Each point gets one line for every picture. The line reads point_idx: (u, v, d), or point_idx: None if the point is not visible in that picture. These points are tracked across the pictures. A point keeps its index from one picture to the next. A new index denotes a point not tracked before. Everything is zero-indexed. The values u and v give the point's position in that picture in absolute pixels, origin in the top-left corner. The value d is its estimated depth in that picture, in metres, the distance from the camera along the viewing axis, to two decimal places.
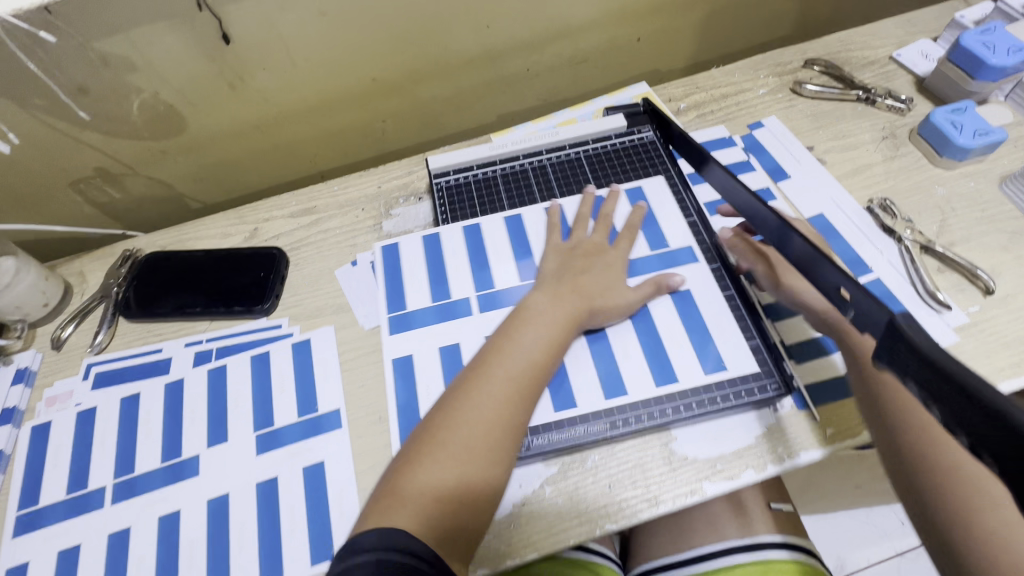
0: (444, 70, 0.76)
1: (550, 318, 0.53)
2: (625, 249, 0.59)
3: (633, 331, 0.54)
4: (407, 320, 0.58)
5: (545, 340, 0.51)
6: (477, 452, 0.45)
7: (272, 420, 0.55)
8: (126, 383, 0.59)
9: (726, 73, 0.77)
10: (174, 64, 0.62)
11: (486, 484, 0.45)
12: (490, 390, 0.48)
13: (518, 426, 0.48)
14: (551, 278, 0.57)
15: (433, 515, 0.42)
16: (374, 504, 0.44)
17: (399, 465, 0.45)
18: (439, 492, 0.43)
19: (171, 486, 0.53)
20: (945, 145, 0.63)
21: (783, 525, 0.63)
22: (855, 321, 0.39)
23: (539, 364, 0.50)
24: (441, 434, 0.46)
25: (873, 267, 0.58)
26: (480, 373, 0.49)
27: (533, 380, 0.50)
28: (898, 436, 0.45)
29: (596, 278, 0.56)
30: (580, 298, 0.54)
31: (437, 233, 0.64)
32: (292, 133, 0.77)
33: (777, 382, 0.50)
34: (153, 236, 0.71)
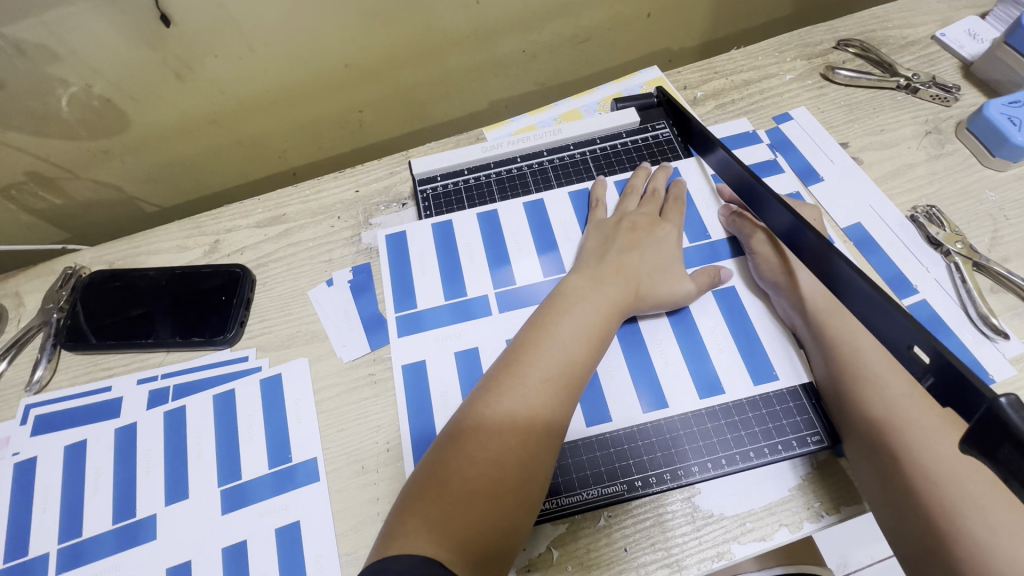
0: (427, 52, 0.66)
1: (592, 307, 0.46)
2: (678, 226, 0.53)
3: (675, 338, 0.49)
4: (417, 321, 0.53)
5: (587, 330, 0.45)
6: (509, 464, 0.40)
7: (238, 473, 0.48)
8: (70, 428, 0.52)
9: (748, 55, 0.68)
10: (105, 51, 0.52)
11: (523, 490, 0.40)
12: (522, 390, 0.42)
13: (555, 433, 0.42)
14: (591, 259, 0.51)
15: (460, 539, 0.37)
16: (397, 520, 0.38)
17: (427, 476, 0.40)
18: (469, 508, 0.38)
19: (125, 553, 0.46)
20: (1000, 144, 0.56)
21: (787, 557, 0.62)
22: (935, 389, 0.33)
23: (580, 360, 0.44)
24: (471, 439, 0.40)
25: (918, 287, 0.52)
26: (511, 370, 0.43)
27: (572, 379, 0.43)
28: (890, 445, 0.40)
29: (644, 256, 0.50)
30: (623, 282, 0.48)
31: (448, 221, 0.57)
32: (256, 126, 0.67)
33: (818, 434, 0.45)
34: (100, 251, 0.62)
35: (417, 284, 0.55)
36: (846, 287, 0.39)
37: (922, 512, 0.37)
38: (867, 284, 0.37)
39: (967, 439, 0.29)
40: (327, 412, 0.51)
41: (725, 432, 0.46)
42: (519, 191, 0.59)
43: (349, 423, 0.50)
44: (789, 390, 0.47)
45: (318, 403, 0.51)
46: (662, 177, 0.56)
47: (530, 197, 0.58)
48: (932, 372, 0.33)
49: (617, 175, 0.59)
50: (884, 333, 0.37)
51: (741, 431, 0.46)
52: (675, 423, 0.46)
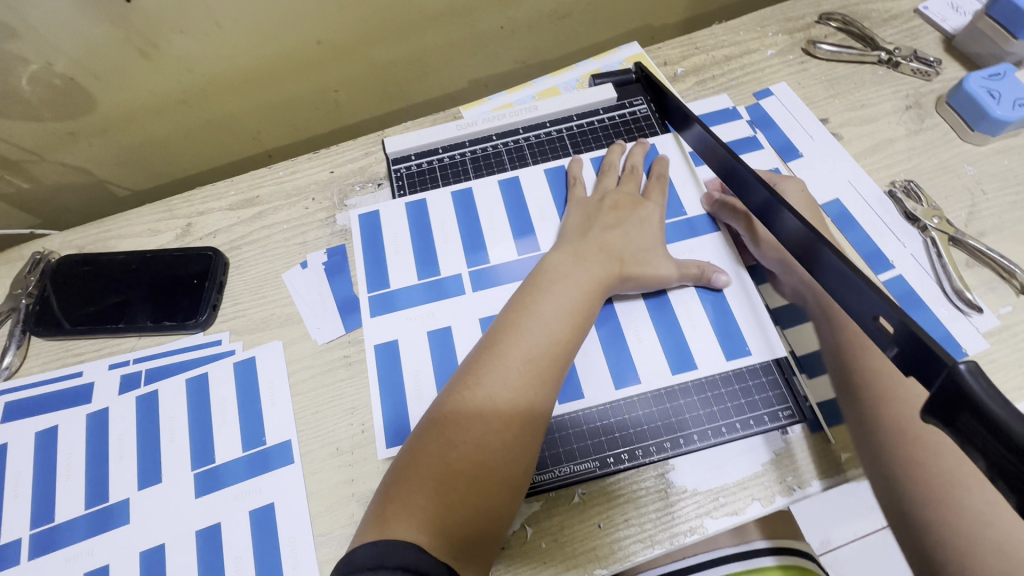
0: (402, 29, 0.65)
1: (572, 286, 0.46)
2: (660, 205, 0.52)
3: (650, 315, 0.49)
4: (391, 301, 0.52)
5: (568, 310, 0.45)
6: (491, 446, 0.39)
7: (211, 456, 0.48)
8: (41, 414, 0.51)
9: (729, 30, 0.67)
10: (65, 27, 0.51)
11: (507, 474, 0.39)
12: (504, 371, 0.42)
13: (537, 414, 0.42)
14: (573, 236, 0.50)
15: (442, 522, 0.37)
16: (380, 507, 0.38)
17: (409, 461, 0.39)
18: (451, 493, 0.38)
19: (98, 537, 0.46)
20: (979, 118, 0.55)
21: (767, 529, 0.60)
22: (898, 360, 0.33)
23: (561, 340, 0.44)
24: (452, 425, 0.40)
25: (894, 262, 0.52)
26: (493, 350, 0.43)
27: (554, 360, 0.43)
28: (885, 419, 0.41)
29: (627, 234, 0.50)
30: (606, 259, 0.48)
31: (423, 200, 0.57)
32: (228, 106, 0.66)
33: (790, 409, 0.45)
34: (69, 235, 0.61)
35: (390, 262, 0.54)
36: (820, 261, 0.39)
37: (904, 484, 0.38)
38: (837, 260, 0.36)
39: (930, 408, 0.29)
40: (302, 394, 0.51)
41: (699, 408, 0.46)
42: (495, 169, 0.58)
43: (324, 405, 0.50)
44: (763, 366, 0.47)
45: (292, 385, 0.51)
46: (640, 153, 0.56)
47: (505, 175, 0.57)
48: (897, 343, 0.32)
49: (593, 152, 0.58)
50: (855, 306, 0.36)
51: (714, 407, 0.46)
52: (649, 401, 0.46)
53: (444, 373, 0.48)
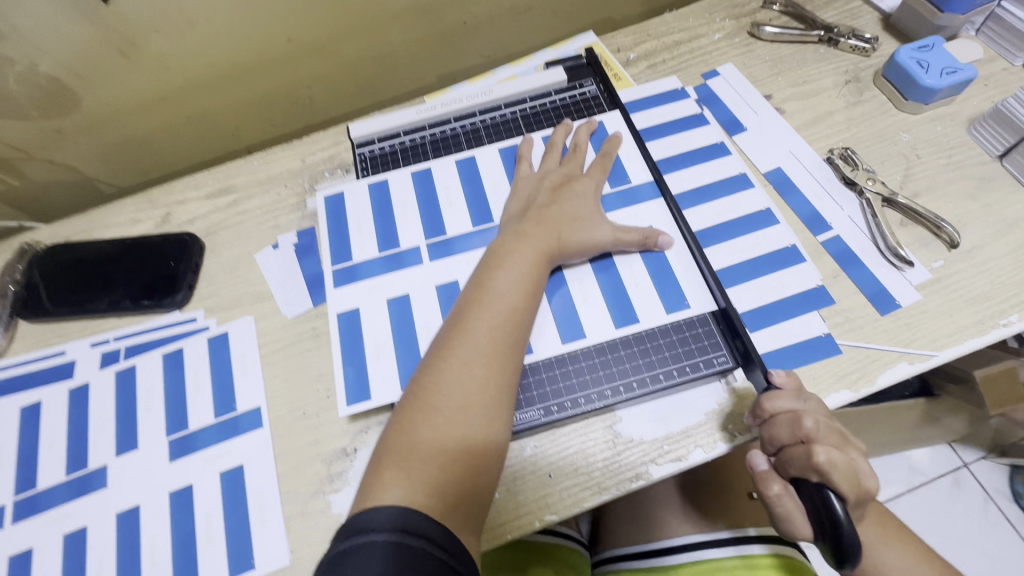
0: (368, 25, 0.69)
1: (529, 256, 0.49)
2: (598, 179, 0.55)
3: (594, 276, 0.52)
4: (353, 273, 0.55)
5: (530, 277, 0.48)
6: (472, 406, 0.42)
7: (185, 423, 0.51)
8: (26, 390, 0.54)
9: (680, 17, 0.70)
10: (48, 30, 0.55)
11: (493, 430, 0.42)
12: (474, 339, 0.44)
13: (510, 373, 0.44)
14: (515, 218, 0.53)
15: (438, 485, 0.39)
16: (372, 476, 0.40)
17: (397, 431, 0.41)
18: (442, 453, 0.40)
19: (77, 501, 0.48)
20: (911, 88, 0.58)
21: (763, 518, 0.58)
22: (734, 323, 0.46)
23: (524, 302, 0.47)
24: (433, 391, 0.42)
25: (832, 224, 0.54)
26: (462, 322, 0.45)
27: (518, 325, 0.46)
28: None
29: (565, 208, 0.52)
30: (548, 230, 0.50)
31: (385, 179, 0.60)
32: (207, 104, 0.70)
33: (724, 356, 0.48)
34: (55, 227, 0.64)
35: (354, 238, 0.57)
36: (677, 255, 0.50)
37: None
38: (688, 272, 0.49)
39: None
40: (271, 364, 0.53)
41: (638, 358, 0.48)
42: (453, 149, 0.61)
43: (293, 373, 0.53)
44: (699, 318, 0.50)
45: (263, 356, 0.54)
46: (586, 132, 0.59)
47: (463, 155, 0.61)
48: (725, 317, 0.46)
49: (545, 131, 0.62)
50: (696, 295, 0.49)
51: (652, 356, 0.48)
52: (593, 353, 0.49)
53: (400, 336, 0.51)
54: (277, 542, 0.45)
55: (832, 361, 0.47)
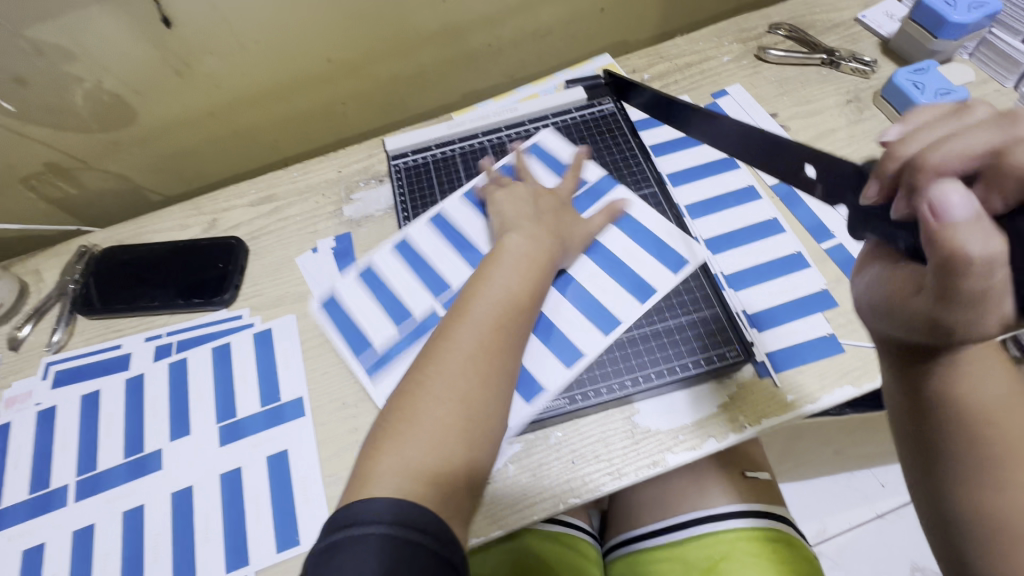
0: (400, 47, 0.74)
1: (529, 256, 0.50)
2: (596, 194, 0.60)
3: (614, 273, 0.56)
4: (383, 357, 0.55)
5: (528, 276, 0.49)
6: (472, 396, 0.42)
7: (234, 412, 0.55)
8: (86, 380, 0.58)
9: (691, 41, 0.75)
10: (115, 51, 0.60)
11: (490, 422, 0.43)
12: (476, 331, 0.45)
13: (509, 366, 0.45)
14: (518, 220, 0.54)
15: (433, 475, 0.39)
16: (366, 465, 0.40)
17: (394, 420, 0.42)
18: (441, 444, 0.40)
19: (134, 481, 0.52)
20: (908, 106, 0.62)
21: (755, 494, 0.64)
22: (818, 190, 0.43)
23: (523, 299, 0.48)
24: (433, 380, 0.43)
25: (835, 233, 0.58)
26: (463, 311, 0.46)
27: (517, 320, 0.47)
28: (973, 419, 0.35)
29: (563, 219, 0.56)
30: (549, 237, 0.53)
31: (369, 267, 0.60)
32: (250, 118, 0.75)
33: (736, 349, 0.51)
34: (110, 231, 0.69)
35: (364, 328, 0.57)
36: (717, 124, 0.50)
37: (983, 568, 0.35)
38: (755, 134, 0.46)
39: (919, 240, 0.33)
40: (313, 358, 0.58)
41: (655, 352, 0.52)
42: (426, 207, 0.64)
43: (332, 367, 0.57)
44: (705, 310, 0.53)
45: (304, 351, 0.58)
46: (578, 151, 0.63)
47: (432, 210, 0.63)
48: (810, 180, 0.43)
49: (522, 142, 0.67)
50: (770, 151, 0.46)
51: (669, 350, 0.52)
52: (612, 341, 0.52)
53: None
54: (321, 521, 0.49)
55: (836, 359, 0.51)
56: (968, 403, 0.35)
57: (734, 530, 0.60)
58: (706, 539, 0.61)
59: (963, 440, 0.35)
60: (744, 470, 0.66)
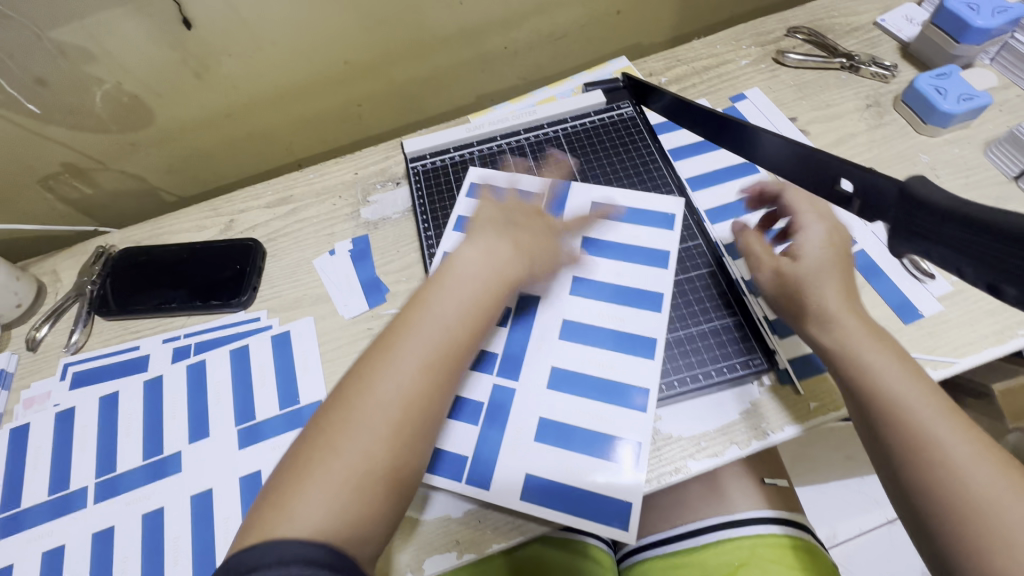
0: (417, 50, 0.74)
1: (475, 281, 0.46)
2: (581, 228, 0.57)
3: (634, 278, 0.55)
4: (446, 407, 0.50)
5: (469, 303, 0.45)
6: (387, 434, 0.39)
7: (253, 414, 0.55)
8: (105, 382, 0.58)
9: (708, 44, 0.75)
10: (135, 52, 0.60)
11: (400, 463, 0.39)
12: (403, 363, 0.41)
13: (433, 405, 0.41)
14: (479, 235, 0.50)
15: (335, 512, 0.36)
16: (268, 497, 0.37)
17: (307, 447, 0.39)
18: (348, 480, 0.37)
19: (154, 484, 0.52)
20: (929, 113, 0.62)
21: (773, 501, 0.63)
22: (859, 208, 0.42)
23: (457, 331, 0.44)
24: (350, 412, 0.39)
25: (857, 238, 0.58)
26: (394, 339, 0.42)
27: (450, 354, 0.43)
28: (887, 398, 0.40)
29: (533, 241, 0.52)
30: (504, 261, 0.48)
31: None
32: (267, 120, 0.75)
33: (758, 358, 0.51)
34: (127, 232, 0.70)
35: None
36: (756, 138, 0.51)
37: (946, 540, 0.36)
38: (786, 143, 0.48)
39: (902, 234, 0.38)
40: (332, 361, 0.57)
41: (678, 359, 0.52)
42: (429, 264, 0.60)
43: None
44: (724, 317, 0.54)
45: (323, 354, 0.58)
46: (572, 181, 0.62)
47: (437, 258, 0.59)
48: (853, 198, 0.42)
49: (541, 146, 0.67)
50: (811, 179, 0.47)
51: (691, 357, 0.52)
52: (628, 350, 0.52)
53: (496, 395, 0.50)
54: None
55: None
56: (912, 437, 0.38)
57: (749, 536, 0.60)
58: (724, 545, 0.61)
59: (917, 471, 0.38)
60: (762, 476, 0.66)
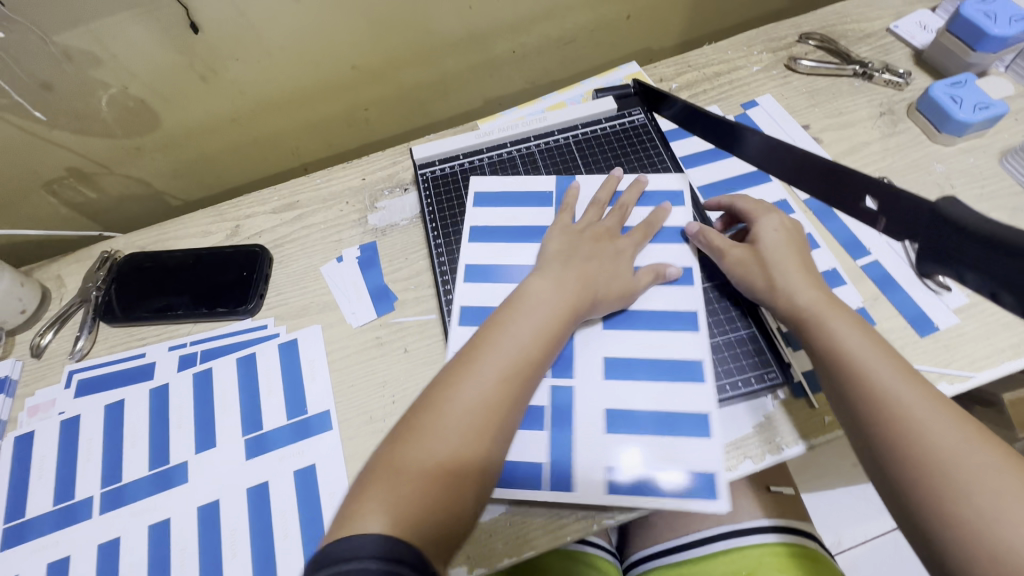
0: (425, 54, 0.73)
1: (548, 303, 0.48)
2: (636, 242, 0.56)
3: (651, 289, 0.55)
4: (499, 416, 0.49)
5: (541, 329, 0.46)
6: (466, 447, 0.40)
7: (260, 424, 0.54)
8: (110, 390, 0.58)
9: (719, 50, 0.74)
10: (142, 57, 0.59)
11: (479, 472, 0.40)
12: (482, 379, 0.43)
13: (509, 423, 0.43)
14: (552, 262, 0.52)
15: (416, 513, 0.37)
16: (354, 500, 0.38)
17: (389, 453, 0.40)
18: (429, 486, 0.38)
19: (160, 494, 0.52)
20: (944, 121, 0.61)
21: (782, 509, 0.62)
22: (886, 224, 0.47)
23: (530, 352, 0.45)
24: (431, 424, 0.41)
25: (871, 249, 0.57)
26: (471, 358, 0.44)
27: (524, 375, 0.44)
28: (855, 362, 0.43)
29: (603, 266, 0.52)
30: (581, 286, 0.50)
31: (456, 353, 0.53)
32: (274, 125, 0.75)
33: (774, 372, 0.50)
34: (133, 237, 0.69)
35: None
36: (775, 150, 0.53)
37: (941, 535, 0.36)
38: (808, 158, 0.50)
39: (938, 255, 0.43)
40: (340, 370, 0.57)
41: None
42: (452, 281, 0.59)
43: (359, 380, 0.56)
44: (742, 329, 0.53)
45: (330, 363, 0.57)
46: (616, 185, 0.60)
47: (460, 272, 0.58)
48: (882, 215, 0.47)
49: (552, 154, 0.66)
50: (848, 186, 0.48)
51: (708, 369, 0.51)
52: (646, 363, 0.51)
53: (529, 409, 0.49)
54: None
55: None
56: (904, 432, 0.39)
57: (759, 545, 0.59)
58: (733, 554, 0.59)
59: (908, 468, 0.38)
60: (769, 483, 0.65)
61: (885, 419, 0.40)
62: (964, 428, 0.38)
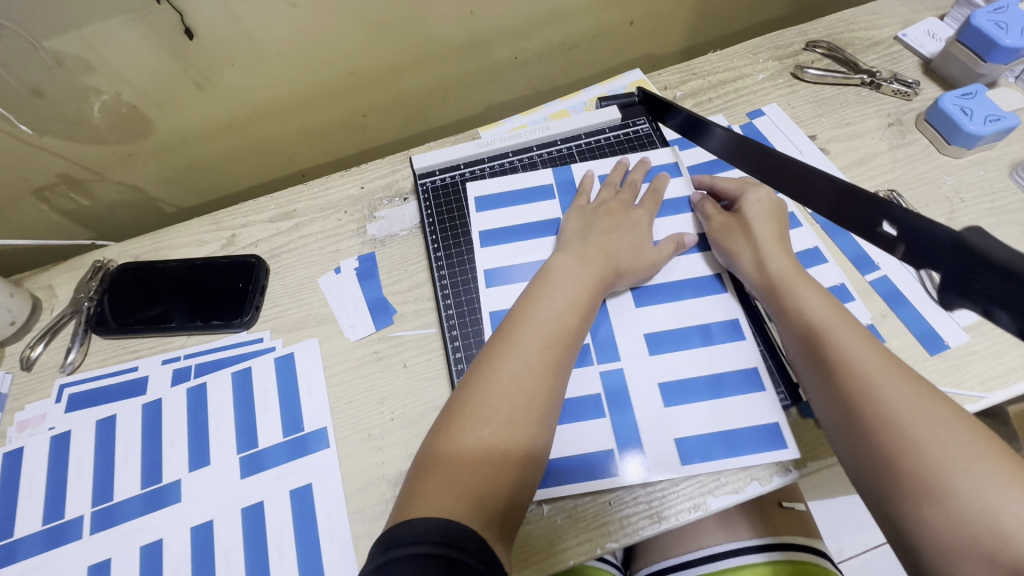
0: (425, 60, 0.72)
1: (578, 276, 0.49)
2: (652, 212, 0.57)
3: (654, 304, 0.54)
4: None
5: (575, 301, 0.48)
6: (516, 423, 0.41)
7: (255, 441, 0.53)
8: (101, 405, 0.56)
9: (724, 57, 0.73)
10: (134, 63, 0.58)
11: (529, 444, 0.41)
12: (524, 354, 0.44)
13: (554, 391, 0.43)
14: (574, 240, 0.54)
15: (466, 493, 0.38)
16: (411, 492, 0.38)
17: (435, 442, 0.41)
18: (484, 467, 0.39)
19: (152, 514, 0.50)
20: (954, 133, 0.60)
21: (792, 526, 0.61)
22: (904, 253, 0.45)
23: (568, 324, 0.46)
24: (475, 406, 0.41)
25: (880, 264, 0.56)
26: (509, 334, 0.45)
27: (563, 344, 0.45)
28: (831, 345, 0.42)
29: (622, 236, 0.54)
30: (605, 260, 0.51)
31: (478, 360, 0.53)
32: (271, 131, 0.73)
33: (780, 392, 0.49)
34: (126, 245, 0.67)
35: None
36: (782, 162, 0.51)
37: (912, 519, 0.35)
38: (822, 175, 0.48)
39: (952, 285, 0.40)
40: (337, 385, 0.56)
41: None
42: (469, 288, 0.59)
43: (356, 396, 0.55)
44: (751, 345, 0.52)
45: (328, 378, 0.56)
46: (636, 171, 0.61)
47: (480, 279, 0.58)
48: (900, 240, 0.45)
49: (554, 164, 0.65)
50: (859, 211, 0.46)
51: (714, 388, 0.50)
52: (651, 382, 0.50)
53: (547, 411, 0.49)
54: (345, 561, 0.47)
55: None
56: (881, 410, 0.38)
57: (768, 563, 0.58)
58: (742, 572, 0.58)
59: (882, 449, 0.37)
60: (781, 499, 0.64)
61: (852, 387, 0.40)
62: (932, 405, 0.37)
